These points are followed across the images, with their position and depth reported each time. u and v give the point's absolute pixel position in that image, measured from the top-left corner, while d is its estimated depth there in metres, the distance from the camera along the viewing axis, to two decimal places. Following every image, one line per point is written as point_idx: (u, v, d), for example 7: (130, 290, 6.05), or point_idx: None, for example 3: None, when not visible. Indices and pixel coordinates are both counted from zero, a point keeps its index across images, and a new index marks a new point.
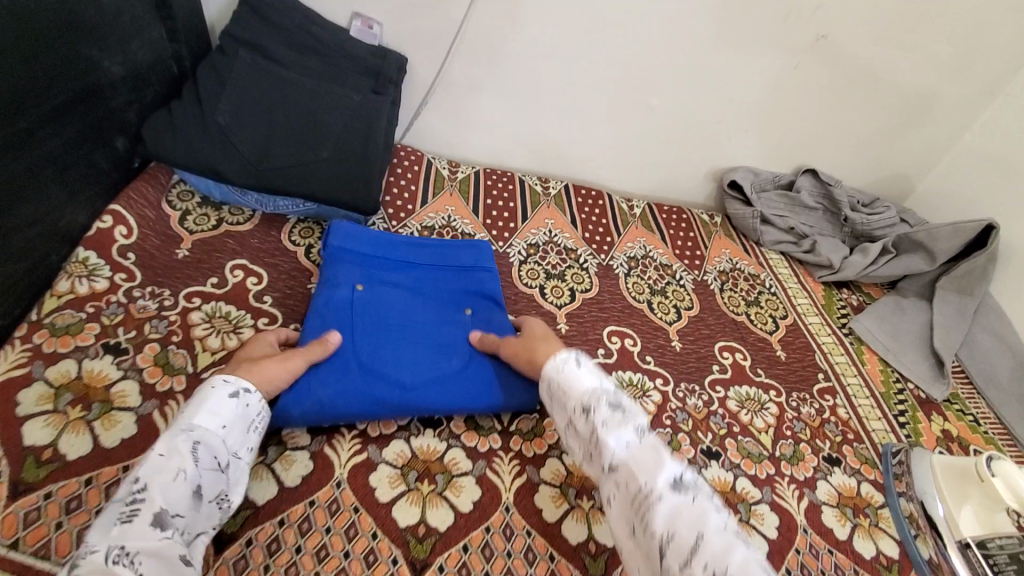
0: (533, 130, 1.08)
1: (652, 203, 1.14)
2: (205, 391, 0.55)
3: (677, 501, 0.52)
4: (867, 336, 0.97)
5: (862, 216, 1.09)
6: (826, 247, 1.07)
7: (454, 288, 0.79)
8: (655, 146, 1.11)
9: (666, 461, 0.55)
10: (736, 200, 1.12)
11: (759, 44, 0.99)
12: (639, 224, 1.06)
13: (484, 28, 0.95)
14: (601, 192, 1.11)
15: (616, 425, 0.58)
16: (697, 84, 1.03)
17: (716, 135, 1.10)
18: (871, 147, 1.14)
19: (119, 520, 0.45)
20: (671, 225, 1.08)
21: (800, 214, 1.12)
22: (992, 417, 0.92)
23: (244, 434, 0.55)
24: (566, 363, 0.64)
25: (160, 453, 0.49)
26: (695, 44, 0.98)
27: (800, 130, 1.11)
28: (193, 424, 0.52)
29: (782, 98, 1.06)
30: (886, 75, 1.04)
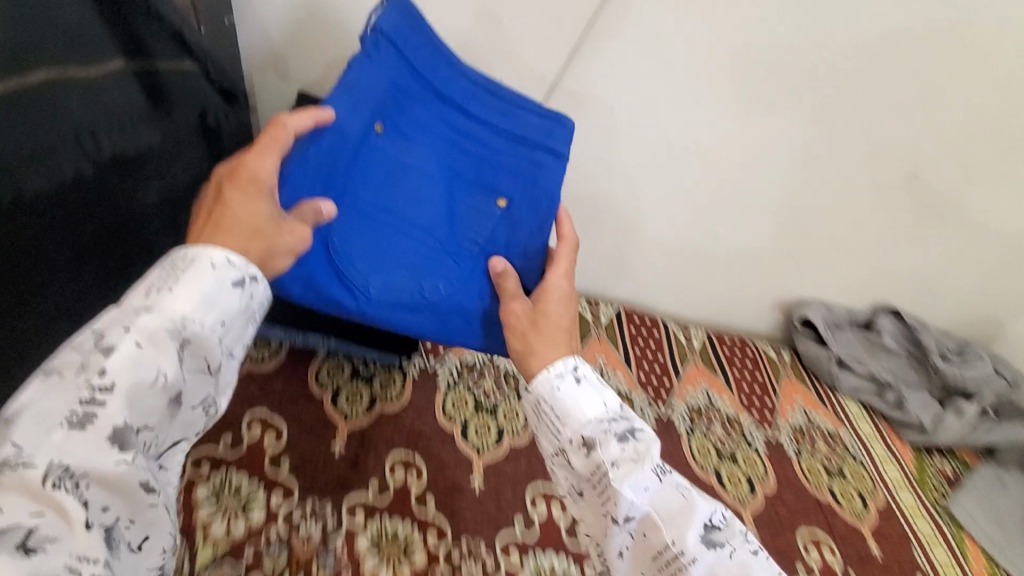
0: (584, 250, 1.01)
1: (710, 332, 1.03)
2: (201, 269, 0.43)
3: (713, 561, 0.44)
4: (969, 522, 0.85)
5: (953, 368, 0.97)
6: (915, 403, 0.96)
7: (496, 168, 0.71)
8: (716, 271, 1.01)
9: (694, 508, 0.46)
10: (810, 337, 1.00)
11: (842, 179, 0.90)
12: (699, 362, 0.95)
13: None
14: (656, 319, 1.01)
15: (630, 465, 0.48)
16: (770, 216, 0.95)
17: (786, 266, 1.00)
18: (961, 286, 1.02)
19: (64, 425, 0.36)
20: (735, 362, 0.96)
21: (883, 359, 1.00)
22: None
23: (243, 330, 0.45)
24: (562, 379, 0.54)
25: (137, 346, 0.39)
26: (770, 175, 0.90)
27: (883, 266, 1.00)
28: (180, 314, 0.41)
29: (862, 233, 0.96)
30: (982, 216, 0.93)
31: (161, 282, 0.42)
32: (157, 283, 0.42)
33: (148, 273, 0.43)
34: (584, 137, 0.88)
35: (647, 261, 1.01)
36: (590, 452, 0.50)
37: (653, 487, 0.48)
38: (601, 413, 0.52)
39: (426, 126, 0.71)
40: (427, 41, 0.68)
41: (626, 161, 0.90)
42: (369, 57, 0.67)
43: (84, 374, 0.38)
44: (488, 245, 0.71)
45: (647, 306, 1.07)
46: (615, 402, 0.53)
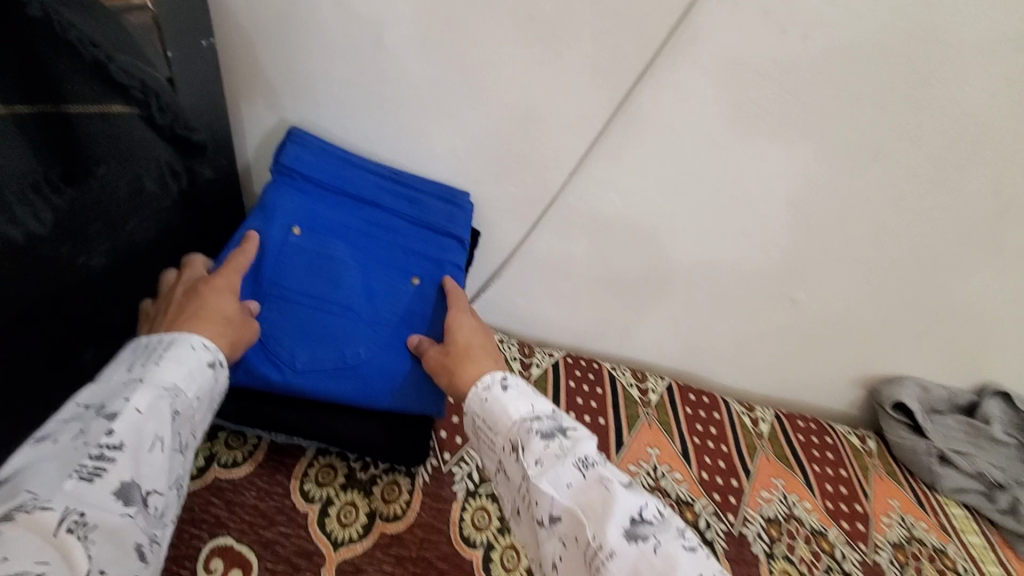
0: (628, 314, 0.87)
1: (780, 412, 0.86)
2: (183, 349, 0.47)
3: (635, 555, 0.39)
4: None
5: None
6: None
7: (410, 253, 0.71)
8: (782, 341, 0.86)
9: (615, 498, 0.42)
10: (901, 423, 0.83)
11: (950, 243, 0.74)
12: (770, 454, 0.78)
13: (586, 199, 0.76)
14: (715, 397, 0.84)
15: (553, 462, 0.45)
16: (855, 282, 0.79)
17: (873, 339, 0.84)
18: None
19: (78, 476, 0.37)
20: (812, 454, 0.80)
21: (993, 454, 0.82)
22: None
23: (206, 414, 0.48)
24: (490, 389, 0.53)
25: (137, 411, 0.41)
26: (859, 235, 0.75)
27: (993, 344, 0.82)
28: (173, 383, 0.44)
29: (968, 304, 0.79)
30: None
31: (145, 360, 0.46)
32: (143, 360, 0.45)
33: (124, 357, 0.46)
34: (635, 186, 0.74)
35: (701, 325, 0.86)
36: (514, 456, 0.47)
37: (575, 484, 0.44)
38: (527, 415, 0.50)
39: (335, 213, 0.70)
40: (330, 155, 0.70)
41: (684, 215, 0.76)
42: (281, 185, 0.69)
43: (86, 435, 0.39)
44: (404, 317, 0.67)
45: (699, 377, 0.92)
46: (547, 406, 0.51)
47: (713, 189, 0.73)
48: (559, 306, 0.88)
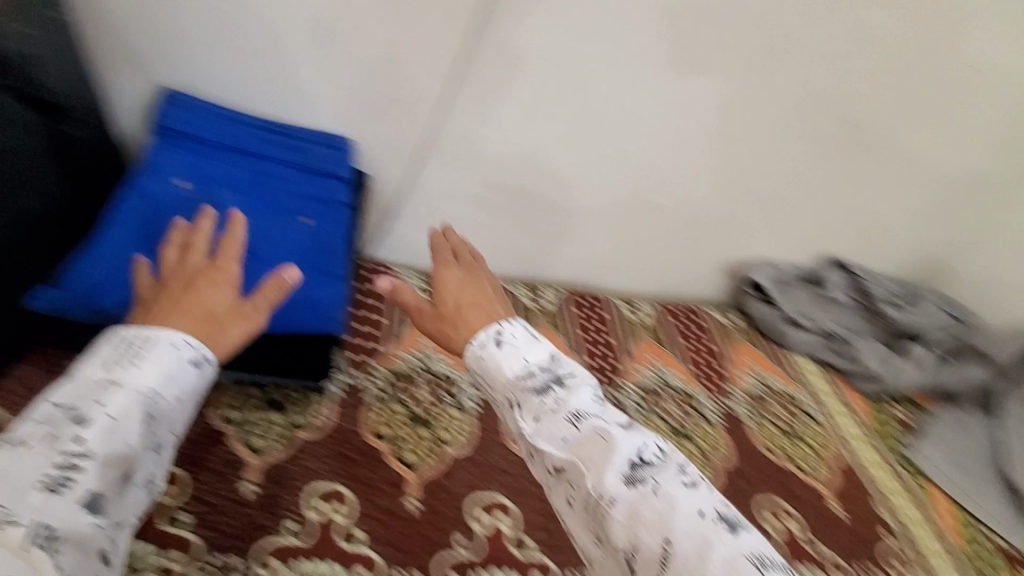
0: (522, 242, 0.95)
1: (661, 305, 0.98)
2: (162, 345, 0.40)
3: (634, 498, 0.38)
4: (934, 474, 0.82)
5: (899, 313, 0.96)
6: (869, 355, 0.93)
7: (298, 197, 0.79)
8: (661, 241, 0.98)
9: (611, 445, 0.40)
10: (757, 299, 0.98)
11: (769, 134, 0.89)
12: (650, 338, 0.91)
13: (460, 131, 0.85)
14: (604, 298, 0.96)
15: (551, 419, 0.42)
16: (702, 177, 0.92)
17: (728, 228, 0.97)
18: (904, 231, 1.00)
19: (40, 488, 0.32)
20: (685, 335, 0.93)
21: (834, 312, 0.98)
22: None
23: (194, 411, 0.42)
24: (486, 346, 0.47)
25: (112, 415, 0.36)
26: (704, 133, 0.88)
27: (824, 220, 0.98)
28: (155, 382, 0.38)
29: (803, 184, 0.94)
30: (916, 155, 0.92)
31: (125, 353, 0.39)
32: (125, 352, 0.39)
33: (102, 346, 0.40)
34: (510, 112, 0.84)
35: (585, 239, 0.97)
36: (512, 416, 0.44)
37: (572, 437, 0.41)
38: (523, 369, 0.45)
39: (223, 168, 0.77)
40: (212, 114, 0.77)
41: (557, 133, 0.86)
42: (168, 146, 0.75)
43: (51, 440, 0.34)
44: (299, 254, 0.75)
45: (595, 284, 1.02)
46: (545, 357, 0.46)
47: (577, 104, 0.84)
48: None
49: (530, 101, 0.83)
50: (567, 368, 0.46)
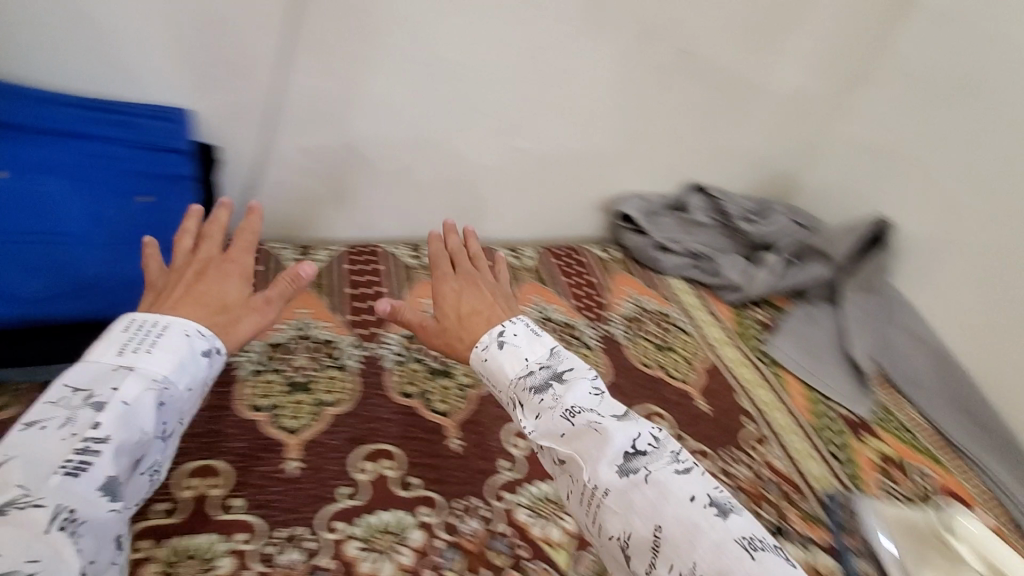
0: (399, 201, 0.97)
1: (543, 248, 1.02)
2: (177, 339, 0.48)
3: (627, 487, 0.43)
4: (785, 360, 0.91)
5: (754, 227, 1.05)
6: (729, 267, 1.02)
7: (134, 173, 0.74)
8: (535, 185, 1.02)
9: (604, 438, 0.45)
10: (630, 231, 1.05)
11: (614, 69, 0.94)
12: (533, 279, 0.94)
13: (309, 91, 0.84)
14: (485, 249, 0.99)
15: (550, 415, 0.49)
16: (560, 116, 0.96)
17: (594, 165, 1.03)
18: (750, 151, 1.09)
19: (62, 472, 0.38)
20: (566, 271, 0.98)
21: (697, 233, 1.06)
22: (924, 423, 0.86)
23: (196, 400, 0.49)
24: (488, 351, 0.56)
25: (125, 403, 0.42)
26: (556, 75, 0.92)
27: (678, 148, 1.06)
28: (162, 376, 0.45)
29: (655, 116, 1.01)
30: (748, 76, 1.01)
31: (137, 346, 0.46)
32: (135, 346, 0.46)
33: (111, 340, 0.46)
34: (358, 65, 0.83)
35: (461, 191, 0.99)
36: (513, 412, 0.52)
37: (569, 431, 0.47)
38: (522, 369, 0.53)
39: (37, 148, 0.69)
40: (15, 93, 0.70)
41: (413, 86, 0.87)
42: None
43: (73, 425, 0.40)
44: (135, 230, 0.71)
45: (478, 236, 1.04)
46: (544, 353, 0.54)
47: (427, 56, 0.85)
48: (330, 206, 0.94)
49: (378, 54, 0.84)
50: (563, 362, 0.52)
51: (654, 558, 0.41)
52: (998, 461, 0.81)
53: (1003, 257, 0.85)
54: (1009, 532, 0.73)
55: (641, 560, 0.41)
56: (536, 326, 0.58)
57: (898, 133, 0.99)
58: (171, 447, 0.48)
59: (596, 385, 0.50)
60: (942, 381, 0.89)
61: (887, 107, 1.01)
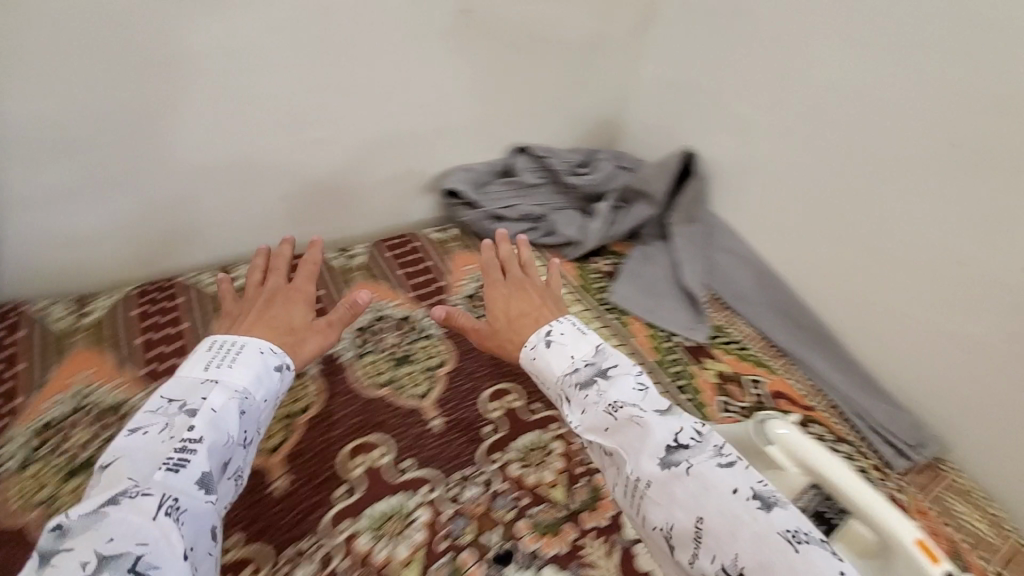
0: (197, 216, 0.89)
1: (377, 241, 1.01)
2: (252, 356, 0.66)
3: (668, 477, 0.58)
4: (628, 305, 0.93)
5: (581, 179, 1.06)
6: (563, 225, 1.02)
7: None
8: (352, 178, 0.98)
9: (643, 434, 0.61)
10: (461, 206, 1.04)
11: (395, 40, 0.88)
12: (362, 279, 0.94)
13: (34, 117, 0.73)
14: (307, 256, 0.95)
15: (595, 409, 0.66)
16: (350, 99, 0.90)
17: (406, 145, 0.99)
18: (565, 103, 1.09)
19: (164, 468, 0.53)
20: (399, 263, 0.96)
21: (527, 196, 1.06)
22: (752, 333, 0.93)
23: (269, 407, 0.66)
24: (537, 352, 0.74)
25: (212, 410, 0.58)
26: (332, 57, 0.85)
27: (491, 113, 1.03)
28: (239, 388, 0.62)
29: (454, 85, 0.97)
30: (541, 29, 0.98)
31: (220, 364, 0.63)
32: (217, 364, 0.63)
33: (201, 359, 0.64)
34: (86, 78, 0.73)
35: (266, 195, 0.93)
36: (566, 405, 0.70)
37: (612, 425, 0.64)
38: (567, 367, 0.71)
39: None
40: None
41: (167, 92, 0.78)
42: None
43: (170, 430, 0.57)
44: None
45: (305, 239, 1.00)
46: (591, 352, 0.73)
47: (171, 56, 0.76)
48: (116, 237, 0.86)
49: (106, 67, 0.73)
50: (608, 362, 0.71)
51: (695, 541, 0.55)
52: (818, 354, 0.87)
53: (791, 169, 0.90)
54: (830, 417, 0.80)
55: (682, 543, 0.56)
56: (580, 329, 0.76)
57: (691, 65, 1.02)
58: (251, 458, 0.63)
59: (638, 383, 0.67)
60: (764, 292, 0.95)
61: (679, 40, 1.03)
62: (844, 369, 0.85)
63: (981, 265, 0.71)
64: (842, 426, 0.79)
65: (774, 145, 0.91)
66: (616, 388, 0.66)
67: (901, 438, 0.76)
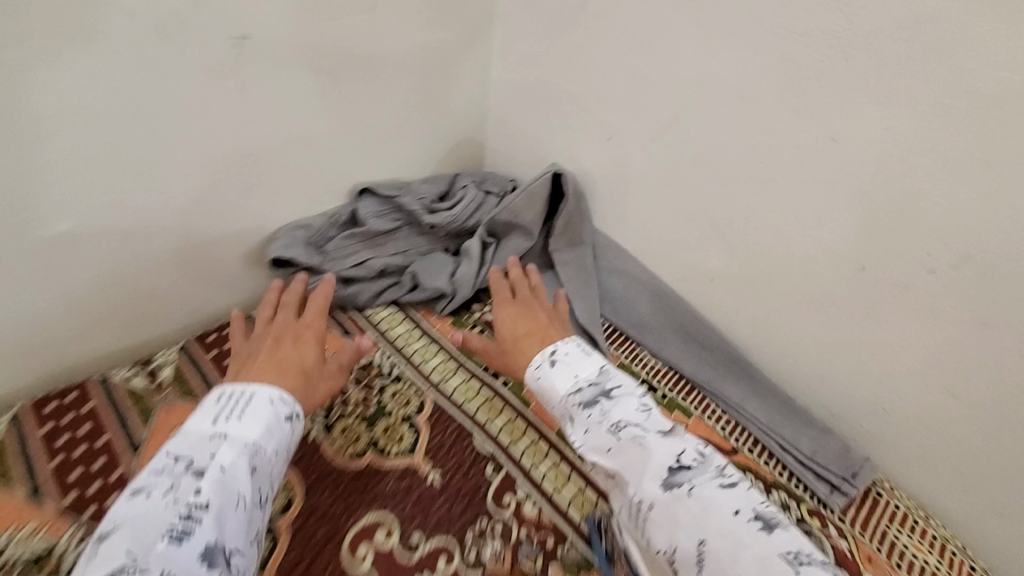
0: None
1: (188, 340, 0.80)
2: (263, 406, 0.58)
3: (671, 499, 0.51)
4: None
5: (443, 215, 0.90)
6: (428, 277, 0.87)
7: None
8: (142, 271, 0.75)
9: (647, 453, 0.54)
10: (300, 273, 0.85)
11: (153, 90, 0.65)
12: (172, 399, 0.72)
13: None
14: (87, 385, 0.72)
15: (597, 429, 0.57)
16: (107, 177, 0.66)
17: (209, 216, 0.78)
18: (409, 129, 0.92)
19: (168, 538, 0.45)
20: (221, 366, 0.76)
21: (383, 246, 0.90)
22: (658, 365, 0.81)
23: (282, 463, 0.57)
24: (542, 368, 0.66)
25: (221, 470, 0.50)
26: (59, 128, 0.61)
27: (317, 157, 0.84)
28: (251, 441, 0.53)
29: (251, 131, 0.75)
30: (357, 48, 0.79)
31: (229, 416, 0.55)
32: (227, 415, 0.55)
33: (208, 410, 0.56)
34: None
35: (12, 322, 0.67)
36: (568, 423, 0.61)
37: (614, 445, 0.56)
38: (572, 384, 0.63)
39: None
40: None
41: None
42: None
43: (176, 491, 0.48)
44: None
45: (99, 355, 0.77)
46: (593, 372, 0.63)
47: None
48: None
49: None
50: (610, 381, 0.62)
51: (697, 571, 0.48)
52: (729, 379, 0.77)
53: (668, 176, 0.78)
54: (757, 459, 0.69)
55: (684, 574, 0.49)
56: (586, 348, 0.68)
57: (540, 68, 0.88)
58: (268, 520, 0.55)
59: (643, 402, 0.59)
60: (665, 316, 0.83)
61: (527, 40, 0.88)
62: (758, 394, 0.75)
63: (881, 265, 0.62)
64: (770, 467, 0.69)
65: (645, 152, 0.79)
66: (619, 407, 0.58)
67: (832, 471, 0.67)
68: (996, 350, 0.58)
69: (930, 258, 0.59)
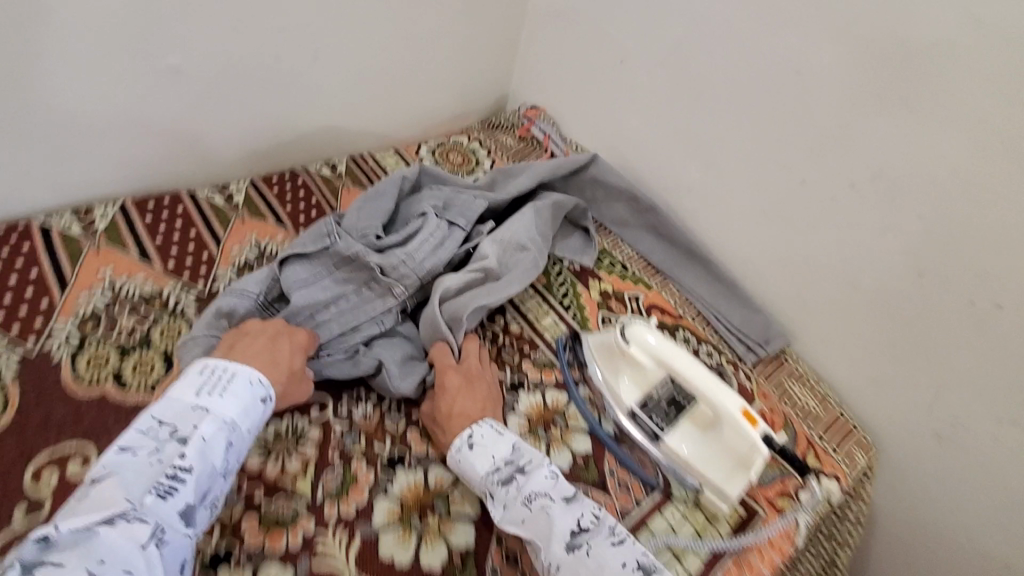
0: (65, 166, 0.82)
1: (256, 179, 0.96)
2: (242, 386, 0.58)
3: (574, 560, 0.54)
4: None
5: (398, 255, 0.78)
6: (397, 370, 0.71)
7: None
8: (233, 118, 0.93)
9: (555, 521, 0.56)
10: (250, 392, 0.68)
11: None
12: (244, 215, 0.89)
13: None
14: (177, 194, 0.88)
15: (513, 502, 0.59)
16: (222, 32, 0.83)
17: (289, 81, 0.95)
18: (455, 37, 1.09)
19: (153, 492, 0.49)
20: (285, 199, 0.93)
21: (329, 325, 0.73)
22: (634, 255, 0.99)
23: (253, 435, 0.59)
24: (464, 451, 0.63)
25: (202, 439, 0.53)
26: None
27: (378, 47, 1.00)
28: (228, 420, 0.56)
29: (333, 12, 0.92)
30: None
31: (210, 390, 0.57)
32: (209, 388, 0.57)
33: (190, 381, 0.58)
34: None
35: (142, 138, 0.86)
36: (486, 502, 0.61)
37: (528, 516, 0.58)
38: (490, 465, 0.62)
39: None
40: None
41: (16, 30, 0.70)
42: None
43: (160, 454, 0.52)
44: None
45: (191, 182, 0.96)
46: (508, 450, 0.62)
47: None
48: None
49: None
50: (524, 457, 0.62)
51: None
52: (689, 269, 0.96)
53: (665, 99, 0.95)
54: (696, 324, 0.90)
55: None
56: (499, 426, 0.65)
57: None
58: (229, 486, 0.57)
59: (551, 472, 0.61)
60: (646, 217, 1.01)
61: None
62: (708, 282, 0.94)
63: (820, 180, 0.79)
64: (706, 330, 0.90)
65: (651, 77, 0.95)
66: (533, 482, 0.60)
67: (752, 337, 0.88)
68: (889, 251, 0.76)
69: (853, 175, 0.76)
